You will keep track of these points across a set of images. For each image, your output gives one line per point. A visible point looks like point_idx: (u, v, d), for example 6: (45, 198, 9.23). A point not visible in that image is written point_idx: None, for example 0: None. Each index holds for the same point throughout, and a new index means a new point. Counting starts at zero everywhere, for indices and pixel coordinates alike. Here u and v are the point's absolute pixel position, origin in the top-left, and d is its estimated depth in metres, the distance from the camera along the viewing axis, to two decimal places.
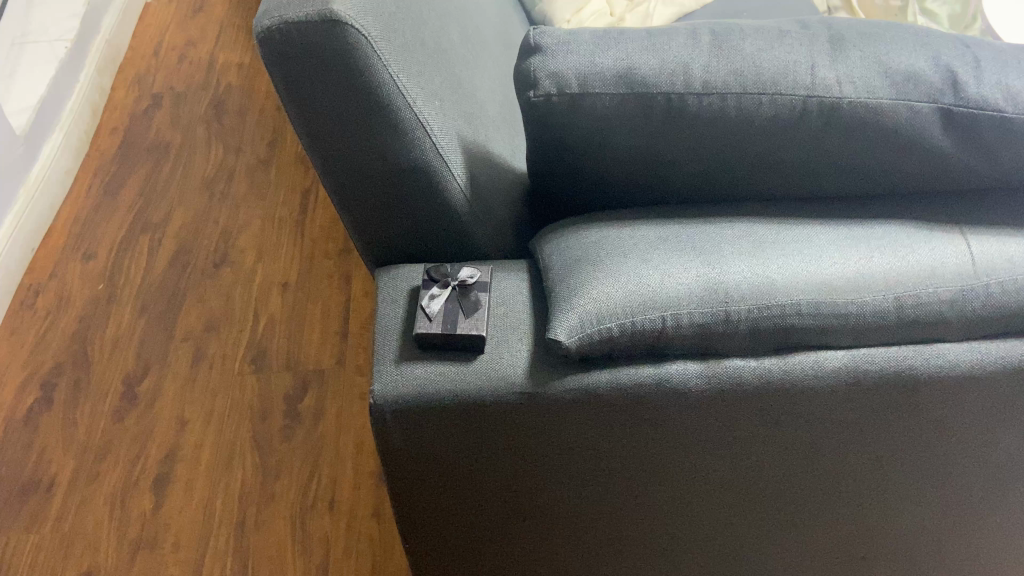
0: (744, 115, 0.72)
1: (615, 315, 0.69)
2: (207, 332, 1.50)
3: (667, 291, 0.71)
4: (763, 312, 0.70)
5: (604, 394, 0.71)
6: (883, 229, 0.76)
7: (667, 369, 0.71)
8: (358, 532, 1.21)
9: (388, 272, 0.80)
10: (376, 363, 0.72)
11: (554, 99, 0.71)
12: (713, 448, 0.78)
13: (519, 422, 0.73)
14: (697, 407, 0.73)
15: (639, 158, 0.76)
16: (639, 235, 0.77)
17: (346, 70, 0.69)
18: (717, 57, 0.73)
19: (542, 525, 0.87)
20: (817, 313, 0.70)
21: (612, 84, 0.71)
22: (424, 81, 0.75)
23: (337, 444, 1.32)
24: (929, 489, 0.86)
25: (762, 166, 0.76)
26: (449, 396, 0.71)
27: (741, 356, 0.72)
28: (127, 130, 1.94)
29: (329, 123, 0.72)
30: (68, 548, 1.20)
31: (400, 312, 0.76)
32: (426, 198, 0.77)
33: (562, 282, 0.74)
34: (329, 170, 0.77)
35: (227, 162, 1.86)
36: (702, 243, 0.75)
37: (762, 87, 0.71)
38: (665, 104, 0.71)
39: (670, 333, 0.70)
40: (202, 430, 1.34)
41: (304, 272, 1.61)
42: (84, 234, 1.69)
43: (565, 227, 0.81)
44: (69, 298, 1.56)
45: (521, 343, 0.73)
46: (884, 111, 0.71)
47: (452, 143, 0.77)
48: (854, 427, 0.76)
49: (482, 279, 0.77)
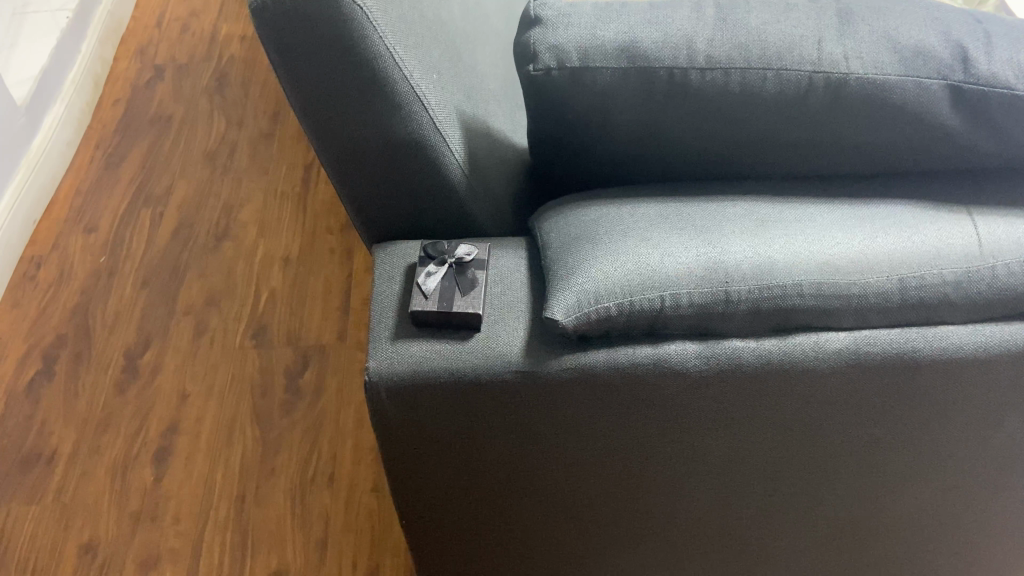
0: (749, 91, 0.70)
1: (613, 294, 0.69)
2: (208, 306, 1.49)
3: (666, 270, 0.70)
4: (764, 292, 0.69)
5: (601, 373, 0.70)
6: (890, 209, 0.74)
7: (665, 350, 0.70)
8: (358, 507, 1.22)
9: (385, 249, 0.80)
10: (371, 341, 0.72)
11: (553, 73, 0.70)
12: (711, 429, 0.77)
13: (515, 402, 0.72)
14: (696, 387, 0.72)
15: (639, 135, 0.75)
16: (640, 212, 0.75)
17: (340, 40, 0.67)
18: (721, 30, 0.71)
19: (540, 502, 0.86)
20: (819, 294, 0.69)
21: (613, 58, 0.70)
22: (422, 53, 0.74)
23: (338, 419, 1.32)
24: (930, 471, 0.85)
25: (767, 144, 0.74)
26: (444, 374, 0.70)
27: (741, 337, 0.71)
28: (129, 102, 1.93)
29: (325, 98, 0.71)
30: (69, 520, 1.21)
31: (396, 289, 0.76)
32: (422, 174, 0.76)
33: (559, 261, 0.73)
34: (324, 145, 0.75)
35: (229, 135, 1.85)
36: (703, 221, 0.74)
37: (767, 62, 0.70)
38: (667, 78, 0.70)
39: (668, 313, 0.69)
40: (202, 404, 1.34)
41: (305, 247, 1.60)
42: (85, 207, 1.68)
43: (564, 204, 0.80)
44: (71, 271, 1.56)
45: (518, 322, 0.73)
46: (891, 88, 0.69)
47: (450, 118, 0.76)
48: (854, 410, 0.76)
49: (479, 256, 0.76)
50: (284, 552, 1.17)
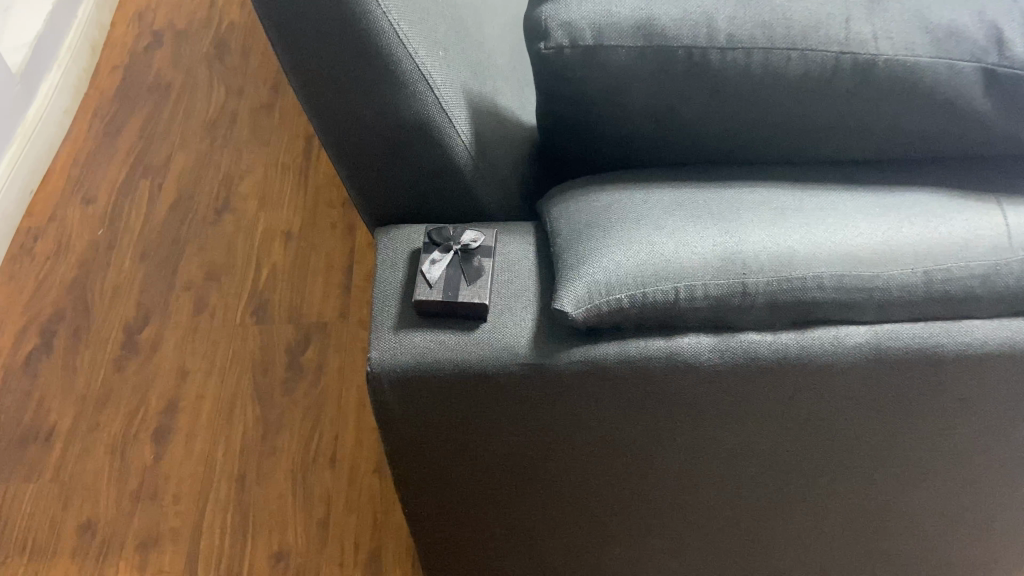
0: (772, 73, 0.66)
1: (625, 284, 0.66)
2: (208, 281, 1.46)
3: (681, 261, 0.67)
4: (783, 284, 0.66)
5: (612, 366, 0.68)
6: (915, 197, 0.71)
7: (679, 343, 0.68)
8: (360, 487, 1.20)
9: (388, 233, 0.77)
10: (374, 330, 0.70)
11: (566, 51, 0.66)
12: (724, 423, 0.74)
13: (522, 395, 0.70)
14: (710, 382, 0.70)
15: (654, 118, 0.71)
16: (653, 198, 0.72)
17: (342, 15, 0.64)
18: (744, 8, 0.68)
19: (546, 494, 0.84)
20: (840, 286, 0.66)
21: (629, 36, 0.66)
22: (428, 29, 0.71)
23: (340, 397, 1.30)
24: (947, 468, 0.83)
25: (789, 129, 0.71)
26: (449, 366, 0.68)
27: (756, 329, 0.69)
28: (127, 68, 1.89)
29: (327, 77, 0.68)
30: (68, 498, 1.20)
31: (400, 275, 0.73)
32: (428, 156, 0.73)
33: (569, 250, 0.70)
34: (324, 125, 0.72)
35: (229, 104, 1.81)
36: (720, 209, 0.71)
37: (792, 41, 0.66)
38: (685, 58, 0.66)
39: (683, 305, 0.66)
40: (203, 382, 1.32)
41: (307, 221, 1.57)
42: (83, 177, 1.65)
43: (574, 188, 0.77)
44: (68, 243, 1.53)
45: (526, 311, 0.70)
46: (922, 70, 0.66)
47: (457, 98, 0.72)
48: (873, 405, 0.73)
49: (486, 242, 0.73)
50: (285, 533, 1.16)
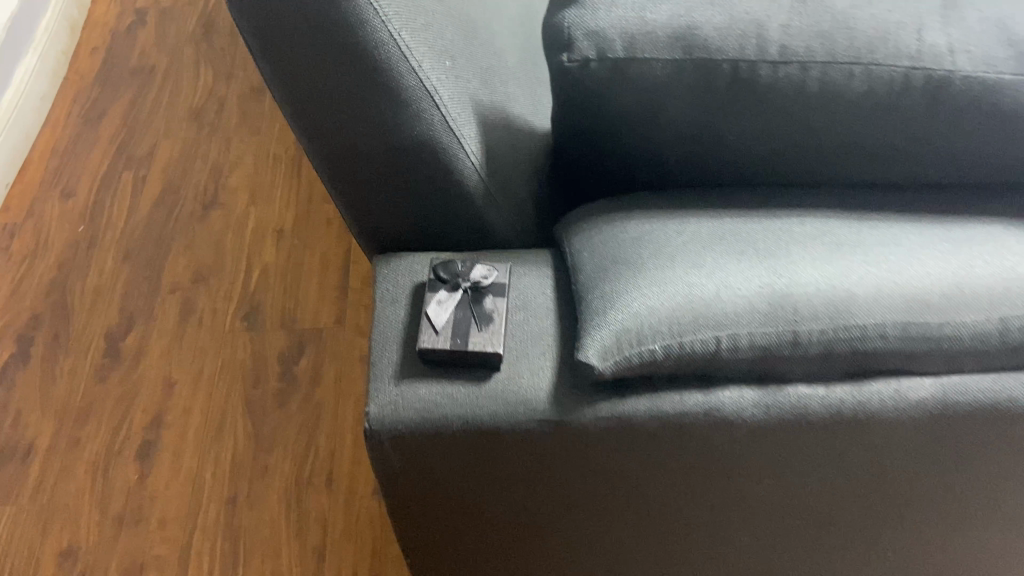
0: (830, 90, 0.58)
1: (659, 334, 0.58)
2: (196, 283, 1.38)
3: (722, 306, 0.59)
4: (840, 334, 0.58)
5: (643, 423, 0.60)
6: (985, 230, 0.63)
7: (718, 398, 0.60)
8: (358, 511, 1.13)
9: (388, 263, 0.69)
10: (372, 381, 0.62)
11: (592, 65, 0.58)
12: (765, 480, 0.66)
13: (540, 453, 0.62)
14: (752, 439, 0.62)
15: (691, 139, 0.63)
16: (689, 230, 0.63)
17: (334, 26, 0.55)
18: (800, 14, 0.59)
19: (563, 549, 0.75)
20: (905, 336, 0.58)
21: (665, 47, 0.58)
22: (433, 36, 0.62)
23: (336, 412, 1.22)
24: (1004, 520, 0.75)
25: (846, 152, 0.62)
26: (458, 423, 0.60)
27: (806, 382, 0.61)
28: (109, 49, 1.78)
29: (318, 96, 0.59)
30: (47, 522, 1.12)
31: (402, 315, 0.65)
32: (433, 181, 0.64)
33: (593, 290, 0.61)
34: (313, 146, 0.63)
35: (217, 89, 1.71)
36: (766, 243, 0.62)
37: (854, 54, 0.57)
38: (730, 73, 0.58)
39: (725, 357, 0.59)
40: (190, 394, 1.24)
41: (301, 217, 1.48)
42: (62, 168, 1.55)
43: (597, 214, 0.68)
44: (47, 241, 1.44)
45: (544, 359, 0.62)
46: (1004, 88, 0.57)
47: (466, 114, 0.64)
48: (931, 460, 0.65)
49: (499, 278, 0.65)
50: (278, 561, 1.08)
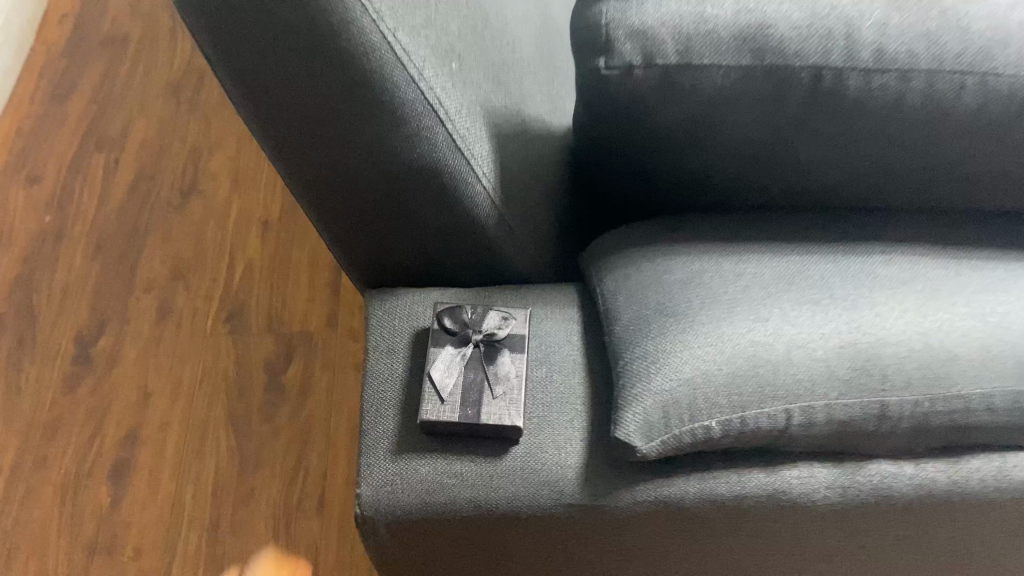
0: (933, 106, 0.47)
1: (715, 407, 0.47)
2: (173, 280, 1.26)
3: (793, 372, 0.48)
4: (938, 406, 0.48)
5: (693, 509, 0.50)
6: None
7: (785, 479, 0.50)
8: (352, 538, 1.03)
9: (383, 302, 0.58)
10: (364, 453, 0.51)
11: (637, 73, 0.46)
12: (827, 558, 0.56)
13: (567, 538, 0.52)
14: (822, 523, 0.51)
15: (753, 159, 0.51)
16: (748, 271, 0.52)
17: (308, 27, 0.43)
18: (897, 12, 0.48)
19: None
20: (1016, 409, 0.48)
21: (728, 52, 0.47)
22: (436, 33, 0.50)
23: (328, 425, 1.12)
24: None
25: (943, 178, 0.51)
26: (468, 509, 0.49)
27: (889, 457, 0.51)
28: (78, 17, 1.64)
29: (293, 111, 0.48)
30: (11, 551, 1.02)
31: (399, 368, 0.54)
32: (436, 208, 0.53)
33: (632, 346, 0.51)
34: (288, 167, 0.52)
35: (196, 62, 1.57)
36: (843, 289, 0.51)
37: (966, 62, 0.46)
38: (810, 84, 0.46)
39: (795, 434, 0.48)
40: (168, 406, 1.14)
41: (288, 205, 1.36)
42: (26, 149, 1.42)
43: (634, 245, 0.57)
44: (10, 232, 1.32)
45: (572, 426, 0.51)
46: None
47: (476, 128, 0.52)
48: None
49: (517, 327, 0.55)
50: None
